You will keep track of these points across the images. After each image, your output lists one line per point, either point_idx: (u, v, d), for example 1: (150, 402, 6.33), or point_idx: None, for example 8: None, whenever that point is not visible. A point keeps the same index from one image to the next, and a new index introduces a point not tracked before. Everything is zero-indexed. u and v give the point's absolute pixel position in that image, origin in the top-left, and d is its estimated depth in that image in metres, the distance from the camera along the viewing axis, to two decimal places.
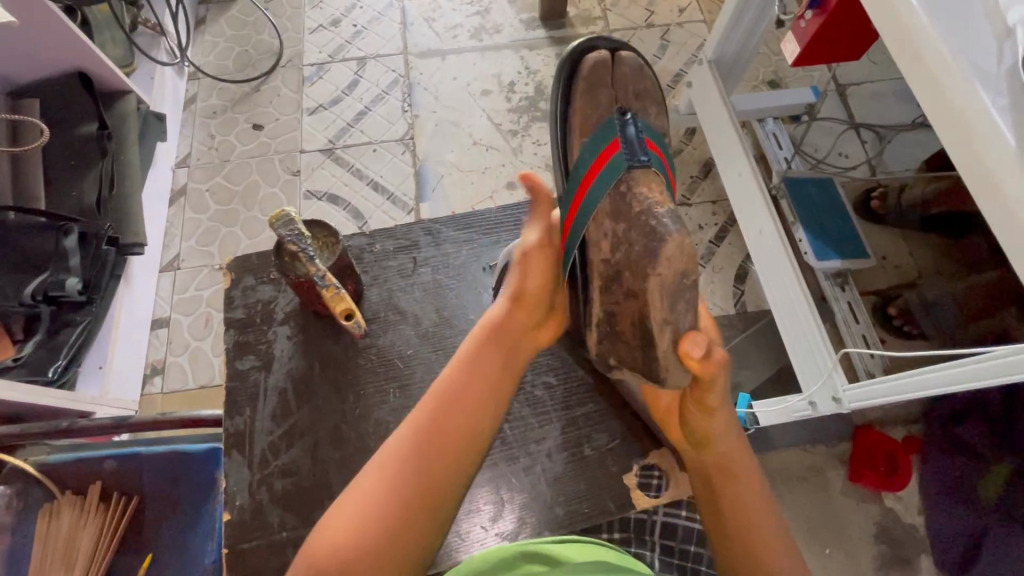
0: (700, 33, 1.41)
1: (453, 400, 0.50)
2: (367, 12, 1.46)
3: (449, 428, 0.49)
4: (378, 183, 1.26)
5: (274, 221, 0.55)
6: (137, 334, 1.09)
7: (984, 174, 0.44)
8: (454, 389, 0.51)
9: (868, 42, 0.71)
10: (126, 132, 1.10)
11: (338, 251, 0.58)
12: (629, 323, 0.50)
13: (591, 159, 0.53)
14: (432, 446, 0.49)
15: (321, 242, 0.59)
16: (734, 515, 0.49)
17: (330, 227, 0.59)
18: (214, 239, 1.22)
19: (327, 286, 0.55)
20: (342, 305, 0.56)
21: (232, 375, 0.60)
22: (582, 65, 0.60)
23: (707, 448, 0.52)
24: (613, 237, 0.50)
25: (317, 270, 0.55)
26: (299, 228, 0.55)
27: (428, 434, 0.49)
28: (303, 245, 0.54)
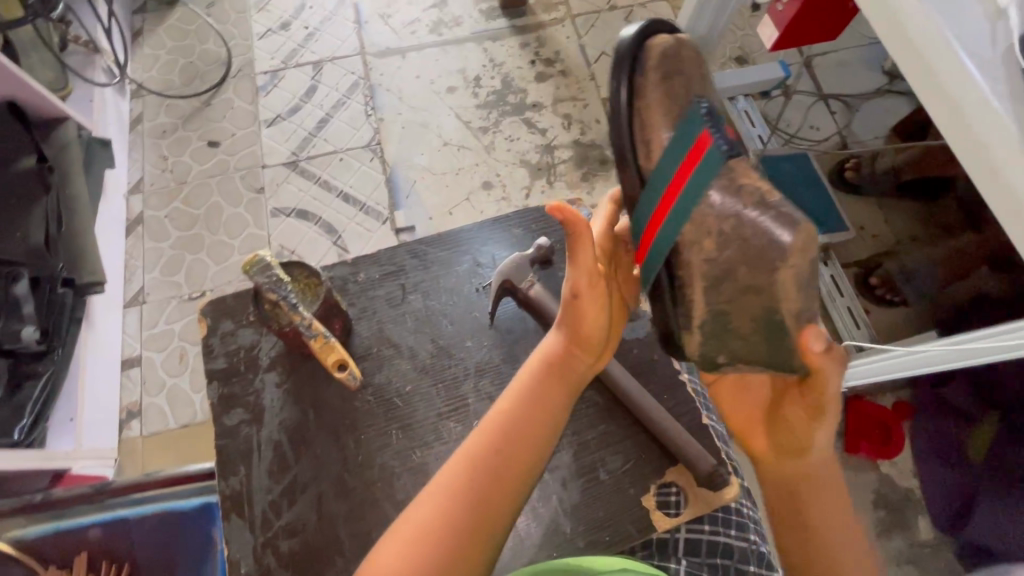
0: (663, 13, 1.38)
1: (505, 425, 0.48)
2: (318, 12, 1.38)
3: (500, 460, 0.47)
4: (349, 194, 1.21)
5: (249, 267, 0.52)
6: (106, 378, 1.03)
7: (985, 160, 0.42)
8: (507, 420, 0.49)
9: (844, 19, 0.70)
10: (70, 163, 1.02)
11: (322, 293, 0.56)
12: (747, 319, 0.47)
13: (678, 160, 0.48)
14: (485, 469, 0.46)
15: (301, 284, 0.57)
16: (816, 525, 0.47)
17: (309, 267, 0.57)
18: (179, 268, 1.15)
19: (315, 336, 0.53)
20: (333, 355, 0.54)
21: (221, 432, 0.57)
22: (648, 50, 0.50)
23: (803, 456, 0.47)
24: (721, 235, 0.47)
25: (303, 320, 0.53)
26: (277, 274, 0.53)
27: (478, 466, 0.47)
28: (284, 294, 0.52)
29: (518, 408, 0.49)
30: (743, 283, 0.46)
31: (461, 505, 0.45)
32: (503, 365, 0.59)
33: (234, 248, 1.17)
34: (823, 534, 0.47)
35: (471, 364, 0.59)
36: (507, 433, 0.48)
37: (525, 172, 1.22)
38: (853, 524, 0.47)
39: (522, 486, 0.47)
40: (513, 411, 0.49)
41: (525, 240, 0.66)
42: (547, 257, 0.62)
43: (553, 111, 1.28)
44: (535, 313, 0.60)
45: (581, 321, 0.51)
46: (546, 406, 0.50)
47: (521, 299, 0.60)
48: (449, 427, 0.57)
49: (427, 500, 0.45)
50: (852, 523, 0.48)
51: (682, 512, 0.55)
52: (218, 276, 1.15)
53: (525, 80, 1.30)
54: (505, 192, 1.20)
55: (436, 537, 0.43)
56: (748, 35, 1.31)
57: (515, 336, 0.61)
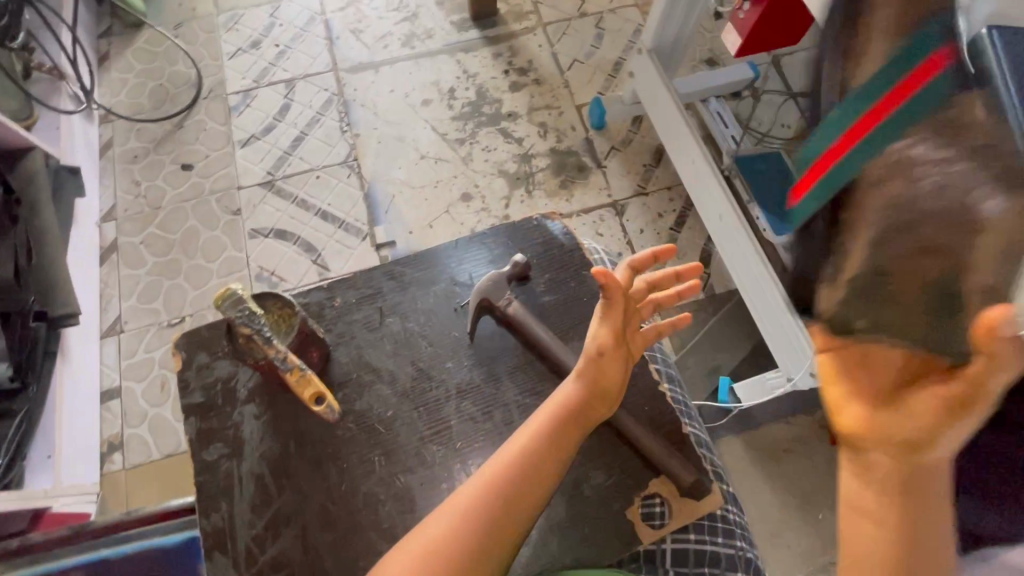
0: (633, 18, 1.40)
1: (538, 445, 0.50)
2: (288, 29, 1.38)
3: (517, 493, 0.48)
4: (327, 212, 1.20)
5: (221, 301, 0.52)
6: (85, 412, 1.01)
7: None
8: (529, 454, 0.49)
9: (803, 26, 0.72)
10: (38, 193, 1.00)
11: (297, 324, 0.57)
12: (916, 287, 0.31)
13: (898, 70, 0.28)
14: (512, 486, 0.48)
15: (276, 317, 0.58)
16: (909, 526, 0.39)
17: (283, 299, 0.58)
18: (157, 295, 1.13)
19: (291, 368, 0.54)
20: (309, 388, 0.54)
21: (201, 467, 0.56)
22: None
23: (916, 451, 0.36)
24: (917, 185, 0.29)
25: (278, 353, 0.53)
26: (250, 307, 0.53)
27: (495, 496, 0.47)
28: (258, 327, 0.53)
29: (540, 443, 0.50)
30: (924, 239, 0.30)
31: (471, 534, 0.45)
32: (484, 384, 0.59)
33: (212, 271, 1.15)
34: (915, 531, 0.39)
35: (452, 385, 0.59)
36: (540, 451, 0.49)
37: (503, 182, 1.23)
38: (945, 523, 0.40)
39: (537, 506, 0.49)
40: (535, 446, 0.50)
41: (503, 256, 0.66)
42: (525, 273, 0.63)
43: (528, 121, 1.28)
44: (515, 331, 0.61)
45: (599, 371, 0.53)
46: (574, 431, 0.52)
47: (500, 317, 0.61)
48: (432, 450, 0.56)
49: (439, 522, 0.46)
50: (941, 522, 0.40)
51: (667, 523, 0.55)
52: (197, 301, 1.13)
53: (499, 91, 1.31)
54: (484, 203, 1.20)
55: (448, 552, 0.44)
56: (717, 37, 1.33)
57: (494, 354, 0.61)
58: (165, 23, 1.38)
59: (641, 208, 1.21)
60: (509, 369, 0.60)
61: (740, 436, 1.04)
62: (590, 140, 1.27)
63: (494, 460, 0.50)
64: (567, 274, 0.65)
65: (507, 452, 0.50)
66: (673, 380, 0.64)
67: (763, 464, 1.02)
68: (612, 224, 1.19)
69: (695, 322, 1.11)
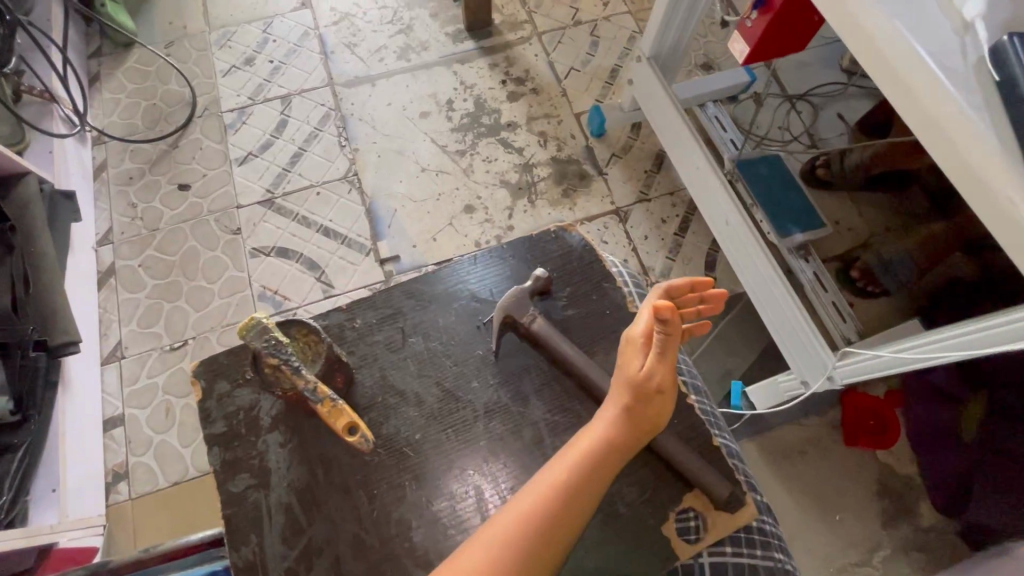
0: (628, 25, 1.40)
1: (567, 484, 0.47)
2: (282, 44, 1.36)
3: (552, 530, 0.45)
4: (329, 228, 1.18)
5: (247, 332, 0.56)
6: (89, 442, 0.98)
7: (968, 173, 0.44)
8: (566, 488, 0.47)
9: (808, 34, 0.73)
10: (33, 218, 0.97)
11: (324, 349, 0.59)
12: None
13: None
14: (537, 530, 0.45)
15: (302, 344, 0.60)
16: None
17: (308, 324, 0.60)
18: (158, 319, 1.11)
19: (322, 400, 0.56)
20: (342, 418, 0.56)
21: (227, 499, 0.56)
22: None
23: None
24: None
25: (307, 384, 0.56)
26: (274, 337, 0.56)
27: (532, 533, 0.45)
28: (284, 357, 0.56)
29: (578, 478, 0.47)
30: None
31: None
32: (511, 403, 0.60)
33: (214, 292, 1.13)
34: None
35: (479, 405, 0.60)
36: (567, 492, 0.47)
37: (506, 192, 1.22)
38: None
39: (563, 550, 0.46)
40: (572, 480, 0.47)
41: (521, 271, 0.67)
42: (546, 287, 0.63)
43: (528, 130, 1.28)
44: (540, 347, 0.62)
45: (640, 404, 0.50)
46: (605, 469, 0.49)
47: (524, 334, 0.62)
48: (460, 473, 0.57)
49: (474, 557, 0.44)
50: None
51: (703, 538, 0.55)
52: (199, 324, 1.11)
53: (497, 100, 1.31)
54: (487, 214, 1.20)
55: None
56: (711, 42, 1.34)
57: (519, 372, 0.61)
58: (155, 41, 1.36)
59: (644, 215, 1.21)
60: (536, 388, 0.61)
61: (753, 439, 1.04)
62: (590, 148, 1.27)
63: (528, 490, 0.47)
64: (588, 287, 0.65)
65: (545, 484, 0.47)
66: (700, 392, 0.63)
67: (777, 466, 1.02)
68: (615, 231, 1.19)
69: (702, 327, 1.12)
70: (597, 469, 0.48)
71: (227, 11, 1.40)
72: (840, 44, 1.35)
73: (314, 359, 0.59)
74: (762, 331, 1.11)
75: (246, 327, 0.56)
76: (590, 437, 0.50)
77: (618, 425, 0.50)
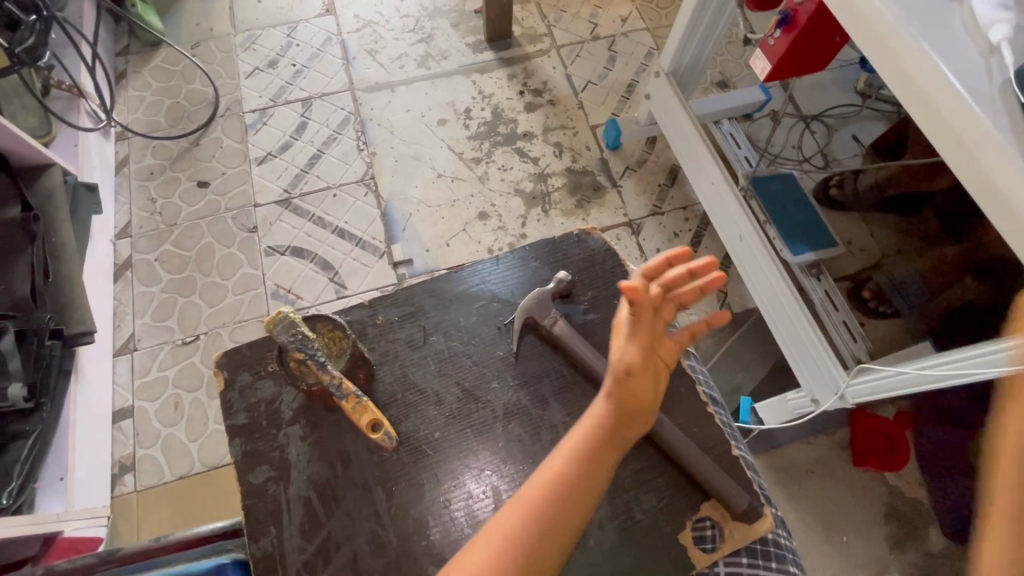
0: (646, 41, 1.42)
1: (566, 476, 0.47)
2: (305, 49, 1.39)
3: (558, 521, 0.46)
4: (344, 230, 1.20)
5: (274, 326, 0.53)
6: (99, 432, 0.99)
7: (993, 192, 0.44)
8: (566, 477, 0.47)
9: (832, 51, 0.74)
10: (56, 209, 0.98)
11: (349, 347, 0.60)
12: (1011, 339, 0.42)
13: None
14: (542, 524, 0.45)
15: (327, 339, 0.60)
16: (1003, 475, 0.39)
17: (333, 320, 0.60)
18: (172, 312, 1.12)
19: (348, 396, 0.56)
20: (366, 416, 0.56)
21: (247, 491, 0.57)
22: None
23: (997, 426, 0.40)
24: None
25: (334, 380, 0.56)
26: (303, 332, 0.54)
27: (535, 524, 0.45)
28: (312, 352, 0.55)
29: (578, 468, 0.48)
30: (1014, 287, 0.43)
31: (516, 567, 0.44)
32: (531, 405, 0.60)
33: (228, 288, 1.14)
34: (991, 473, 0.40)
35: (498, 406, 0.60)
36: (569, 485, 0.47)
37: (519, 201, 1.23)
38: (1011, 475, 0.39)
39: (571, 544, 0.47)
40: (572, 471, 0.47)
41: (543, 273, 0.68)
42: (568, 291, 0.65)
43: (544, 140, 1.29)
44: (561, 351, 0.63)
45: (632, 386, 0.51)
46: (605, 462, 0.49)
47: (545, 337, 0.63)
48: (472, 485, 0.57)
49: (483, 551, 0.44)
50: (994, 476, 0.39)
51: (718, 547, 0.54)
52: (212, 320, 1.12)
53: (514, 111, 1.32)
54: (501, 222, 1.21)
55: None
56: (728, 61, 1.36)
57: (539, 373, 0.62)
58: (182, 42, 1.39)
59: (657, 227, 1.22)
60: (556, 391, 0.61)
61: (764, 455, 1.03)
62: (604, 160, 1.28)
63: (530, 485, 0.48)
64: (609, 292, 0.66)
65: (544, 477, 0.48)
66: (717, 402, 0.64)
67: (787, 483, 1.02)
68: (629, 242, 1.20)
69: (714, 340, 1.12)
70: (597, 461, 0.49)
71: (253, 15, 1.43)
72: (856, 67, 1.36)
73: (339, 355, 0.60)
74: (775, 346, 1.11)
75: (271, 320, 0.53)
76: (585, 426, 0.50)
77: (612, 413, 0.50)
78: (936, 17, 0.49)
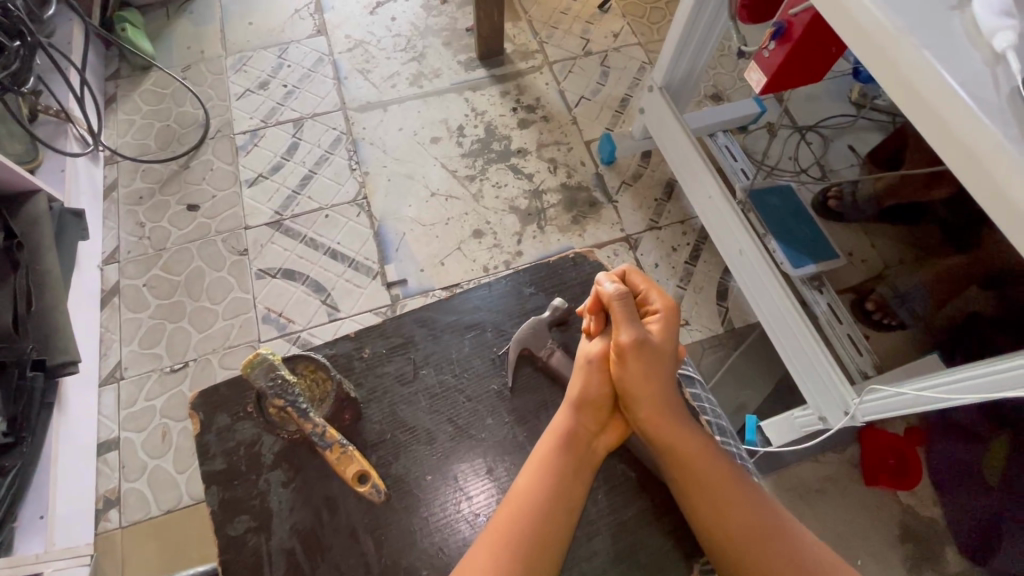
0: (638, 56, 1.42)
1: (533, 501, 0.50)
2: (296, 69, 1.38)
3: (526, 547, 0.48)
4: (336, 250, 1.18)
5: (253, 368, 0.54)
6: (82, 466, 0.95)
7: (1006, 204, 0.42)
8: (528, 497, 0.50)
9: (828, 62, 0.74)
10: (39, 236, 0.96)
11: (332, 391, 0.59)
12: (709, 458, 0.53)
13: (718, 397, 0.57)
14: (516, 553, 0.47)
15: (307, 380, 0.59)
16: (732, 523, 0.50)
17: (316, 359, 0.60)
18: (160, 339, 1.09)
19: (331, 446, 0.55)
20: (351, 467, 0.54)
21: (225, 545, 0.54)
22: None
23: (713, 493, 0.51)
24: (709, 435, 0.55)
25: (316, 428, 0.55)
26: (282, 376, 0.55)
27: (504, 551, 0.47)
28: (292, 398, 0.55)
29: (549, 489, 0.51)
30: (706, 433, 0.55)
31: None
32: (527, 443, 0.58)
33: (218, 313, 1.12)
34: (728, 513, 0.51)
35: (493, 444, 0.58)
36: (540, 508, 0.49)
37: (515, 218, 1.21)
38: (744, 504, 0.51)
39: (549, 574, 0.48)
40: (534, 490, 0.51)
41: (538, 299, 0.66)
42: (565, 318, 0.64)
43: (538, 156, 1.28)
44: (558, 382, 0.61)
45: (589, 390, 0.56)
46: (572, 483, 0.52)
47: (542, 367, 0.62)
48: (466, 530, 0.54)
49: None
50: (736, 483, 0.52)
51: None
52: (202, 345, 1.09)
53: (508, 128, 1.31)
54: (496, 240, 1.19)
55: None
56: (721, 74, 1.35)
57: (535, 408, 0.60)
58: (173, 65, 1.39)
59: (655, 242, 1.20)
60: None
61: (772, 478, 1.00)
62: (599, 175, 1.26)
63: (499, 507, 0.51)
64: None
65: (508, 499, 0.51)
66: (724, 431, 0.63)
67: (798, 506, 0.98)
68: (626, 258, 1.18)
69: (716, 357, 1.09)
70: (571, 477, 0.52)
71: (245, 37, 1.43)
72: (849, 77, 1.36)
73: (322, 399, 0.59)
74: (778, 365, 1.08)
75: (250, 362, 0.54)
76: (555, 440, 0.54)
77: (577, 421, 0.55)
78: (938, 25, 0.47)
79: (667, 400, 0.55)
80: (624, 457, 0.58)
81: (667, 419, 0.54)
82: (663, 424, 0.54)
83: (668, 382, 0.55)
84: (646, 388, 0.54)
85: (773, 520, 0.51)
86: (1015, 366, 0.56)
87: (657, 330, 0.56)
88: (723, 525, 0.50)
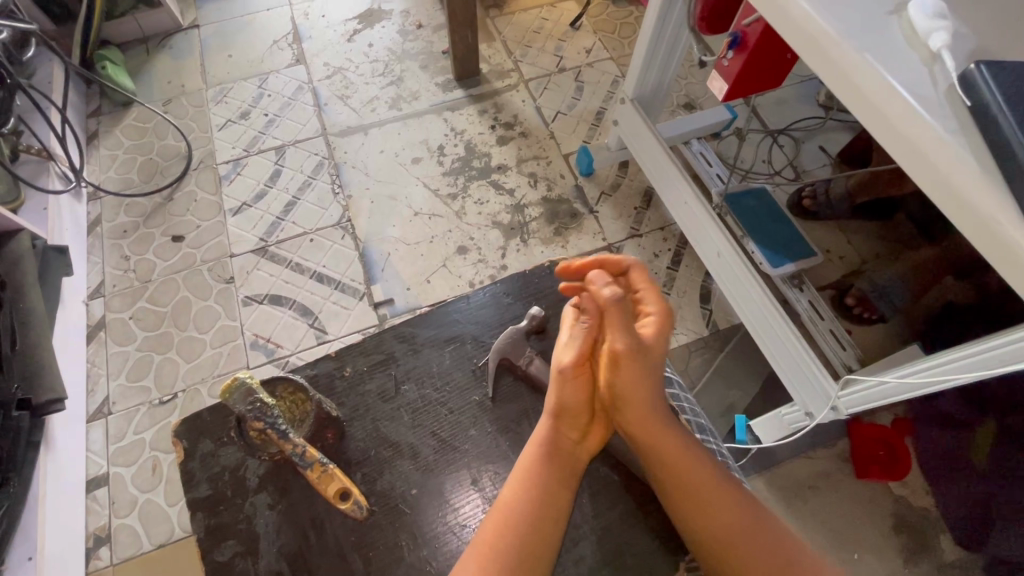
0: (611, 69, 1.46)
1: (516, 514, 0.50)
2: (277, 98, 1.41)
3: (514, 557, 0.48)
4: (323, 273, 1.18)
5: (230, 394, 0.54)
6: (71, 504, 0.94)
7: (952, 195, 0.44)
8: (511, 510, 0.51)
9: (786, 67, 0.76)
10: (23, 275, 0.96)
11: (312, 409, 0.59)
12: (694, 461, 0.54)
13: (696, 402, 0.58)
14: (502, 567, 0.47)
15: (286, 402, 0.59)
16: (719, 527, 0.51)
17: (293, 381, 0.60)
18: (147, 372, 1.09)
19: (311, 466, 0.54)
20: (333, 484, 0.54)
21: (212, 570, 0.54)
22: None
23: (699, 496, 0.52)
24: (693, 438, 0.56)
25: (296, 449, 0.55)
26: (260, 400, 0.55)
27: (492, 560, 0.48)
28: (271, 420, 0.55)
29: (533, 500, 0.51)
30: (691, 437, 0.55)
31: None
32: (511, 451, 0.59)
33: (206, 342, 1.12)
34: (715, 517, 0.51)
35: (476, 454, 0.59)
36: (525, 521, 0.50)
37: (498, 233, 1.23)
38: (730, 507, 0.52)
39: None
40: (518, 501, 0.51)
41: (516, 308, 0.68)
42: (541, 326, 0.65)
43: (518, 171, 1.31)
44: (538, 391, 0.62)
45: (566, 400, 0.56)
46: (556, 494, 0.52)
47: (521, 376, 0.63)
48: (453, 542, 0.55)
49: None
50: (723, 488, 0.53)
51: None
52: (191, 375, 1.09)
53: (487, 145, 1.34)
54: (481, 255, 1.20)
55: None
56: (692, 83, 1.39)
57: (517, 417, 0.61)
58: (154, 99, 1.40)
59: (637, 249, 1.22)
60: None
61: (764, 476, 1.01)
62: (580, 187, 1.29)
63: (485, 521, 0.52)
64: None
65: (492, 513, 0.51)
66: (704, 429, 0.64)
67: (791, 503, 0.98)
68: None
69: (703, 360, 1.10)
70: (554, 487, 0.52)
71: (225, 69, 1.45)
72: (814, 82, 1.40)
73: (302, 420, 0.59)
74: (763, 364, 1.09)
75: (227, 388, 0.54)
76: (536, 452, 0.54)
77: (557, 432, 0.55)
78: (876, 31, 0.50)
79: (655, 404, 0.55)
80: (607, 461, 0.59)
81: (654, 423, 0.54)
82: (650, 427, 0.54)
83: (657, 387, 0.56)
84: (635, 391, 0.55)
85: (759, 522, 0.52)
86: (984, 351, 0.58)
87: (650, 334, 0.57)
88: (709, 528, 0.51)
